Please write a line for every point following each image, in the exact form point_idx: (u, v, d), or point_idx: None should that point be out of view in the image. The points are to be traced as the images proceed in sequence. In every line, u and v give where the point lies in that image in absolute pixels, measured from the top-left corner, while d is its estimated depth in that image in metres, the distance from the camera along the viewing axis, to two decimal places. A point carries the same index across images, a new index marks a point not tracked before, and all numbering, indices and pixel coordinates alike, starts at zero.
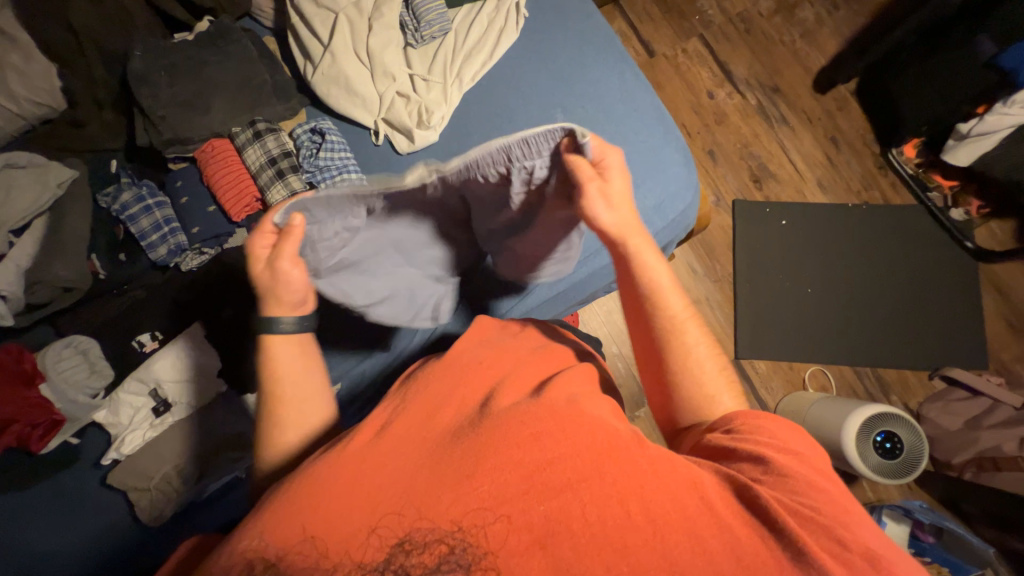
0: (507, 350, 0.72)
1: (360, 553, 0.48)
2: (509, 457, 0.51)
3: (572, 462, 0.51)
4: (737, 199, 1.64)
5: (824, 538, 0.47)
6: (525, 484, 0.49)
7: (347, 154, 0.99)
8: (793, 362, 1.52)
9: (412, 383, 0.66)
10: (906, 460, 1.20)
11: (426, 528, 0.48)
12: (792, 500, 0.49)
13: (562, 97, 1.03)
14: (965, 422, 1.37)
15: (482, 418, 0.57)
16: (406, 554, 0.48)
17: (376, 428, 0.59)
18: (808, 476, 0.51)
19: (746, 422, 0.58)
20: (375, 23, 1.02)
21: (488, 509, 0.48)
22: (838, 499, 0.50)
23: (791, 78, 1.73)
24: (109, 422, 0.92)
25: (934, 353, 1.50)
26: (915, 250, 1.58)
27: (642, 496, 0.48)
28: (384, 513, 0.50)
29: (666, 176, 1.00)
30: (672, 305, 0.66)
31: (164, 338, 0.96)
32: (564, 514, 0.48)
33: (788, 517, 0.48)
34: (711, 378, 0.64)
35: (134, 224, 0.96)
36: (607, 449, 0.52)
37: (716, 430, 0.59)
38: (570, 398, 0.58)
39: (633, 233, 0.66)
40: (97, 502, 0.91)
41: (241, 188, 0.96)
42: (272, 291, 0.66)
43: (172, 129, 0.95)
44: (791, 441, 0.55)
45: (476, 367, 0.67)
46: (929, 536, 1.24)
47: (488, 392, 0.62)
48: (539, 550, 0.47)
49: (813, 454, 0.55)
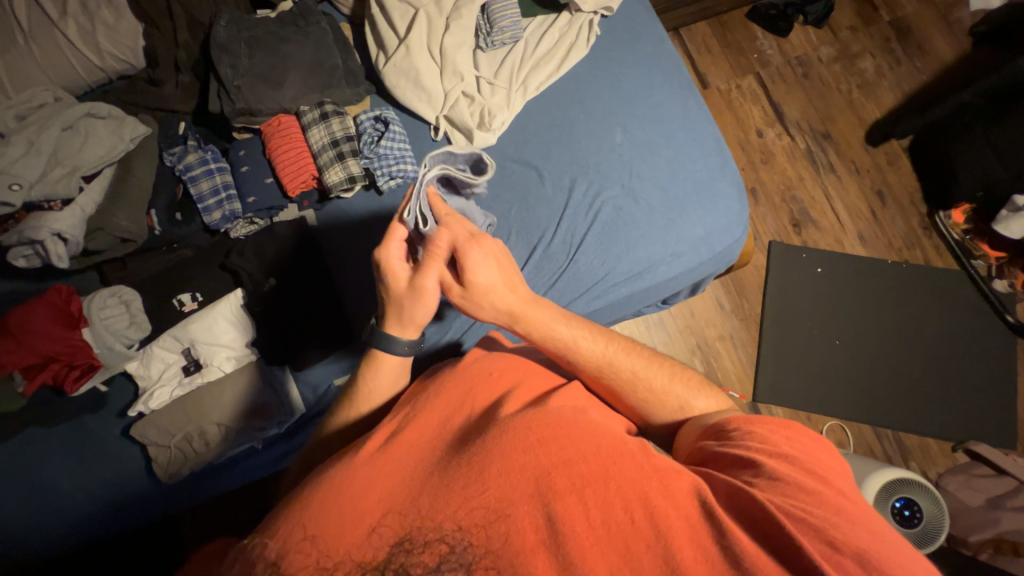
0: (517, 358, 0.70)
1: (360, 553, 0.47)
2: (514, 460, 0.51)
3: (577, 469, 0.50)
4: (775, 241, 1.62)
5: (817, 540, 0.44)
6: (531, 487, 0.49)
7: (406, 146, 1.01)
8: (811, 413, 1.48)
9: (419, 393, 0.66)
10: (925, 531, 1.16)
11: (427, 528, 0.48)
12: (785, 502, 0.47)
13: (624, 116, 1.04)
14: (987, 500, 1.31)
15: (491, 422, 0.56)
16: (406, 554, 0.47)
17: (386, 433, 0.59)
18: (801, 480, 0.50)
19: (739, 429, 0.57)
20: (453, 23, 1.05)
21: (491, 509, 0.48)
22: (831, 499, 0.48)
23: (844, 127, 1.71)
24: (139, 374, 0.93)
25: (961, 425, 1.46)
26: (951, 316, 1.54)
27: (646, 504, 0.47)
28: (386, 513, 0.50)
29: (718, 209, 0.99)
30: (590, 350, 0.67)
31: (203, 300, 0.98)
32: (569, 519, 0.46)
33: (783, 517, 0.45)
34: (671, 395, 0.66)
35: (193, 185, 0.98)
36: (611, 455, 0.51)
37: (709, 438, 0.59)
38: (577, 408, 0.58)
39: (531, 309, 0.68)
40: (116, 451, 0.92)
41: (301, 165, 0.98)
42: (406, 310, 0.68)
43: (245, 100, 0.97)
44: (780, 444, 0.54)
45: (486, 377, 0.65)
46: None
47: (500, 395, 0.62)
48: (543, 550, 0.46)
49: (811, 459, 0.52)
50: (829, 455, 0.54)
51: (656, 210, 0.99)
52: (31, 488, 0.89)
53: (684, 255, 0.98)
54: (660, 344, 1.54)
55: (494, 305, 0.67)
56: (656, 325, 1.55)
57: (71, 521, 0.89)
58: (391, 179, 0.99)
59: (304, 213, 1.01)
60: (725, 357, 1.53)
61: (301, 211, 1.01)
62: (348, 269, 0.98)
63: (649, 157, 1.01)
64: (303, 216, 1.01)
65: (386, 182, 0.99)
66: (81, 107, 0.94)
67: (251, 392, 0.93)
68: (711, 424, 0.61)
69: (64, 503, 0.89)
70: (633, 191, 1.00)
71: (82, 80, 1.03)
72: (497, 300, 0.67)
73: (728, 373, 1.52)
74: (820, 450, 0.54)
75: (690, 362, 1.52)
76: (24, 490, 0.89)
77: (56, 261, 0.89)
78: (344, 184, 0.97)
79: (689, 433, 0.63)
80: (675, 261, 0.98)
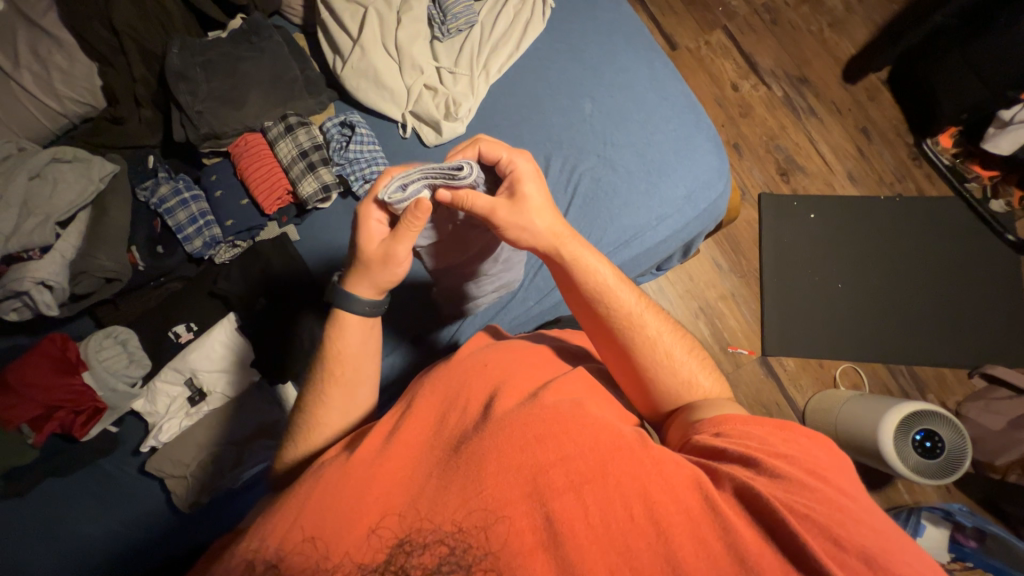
0: (511, 348, 0.69)
1: (360, 553, 0.48)
2: (510, 460, 0.51)
3: (574, 465, 0.50)
4: (764, 192, 1.60)
5: (821, 538, 0.44)
6: (528, 486, 0.49)
7: (376, 147, 1.00)
8: (822, 359, 1.47)
9: (415, 390, 0.66)
10: (948, 460, 1.13)
11: (426, 530, 0.48)
12: (788, 496, 0.47)
13: (591, 87, 1.02)
14: (1008, 422, 1.28)
15: (486, 417, 0.55)
16: (407, 555, 0.48)
17: (384, 433, 0.59)
18: (806, 478, 0.48)
19: (735, 429, 0.54)
20: (404, 17, 1.04)
21: (489, 510, 0.48)
22: (831, 495, 0.47)
23: (819, 67, 1.69)
24: (147, 411, 0.95)
25: (976, 351, 1.44)
26: (954, 242, 1.52)
27: (644, 499, 0.48)
28: (384, 514, 0.50)
29: (698, 164, 0.98)
30: (625, 303, 0.66)
31: (198, 329, 0.99)
32: (567, 517, 0.47)
33: (789, 516, 0.45)
34: (685, 368, 0.64)
35: (171, 217, 0.98)
36: (608, 450, 0.51)
37: (702, 432, 0.56)
38: (574, 402, 0.57)
39: (567, 237, 0.68)
40: (133, 489, 0.93)
41: (273, 181, 0.98)
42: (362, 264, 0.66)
43: (208, 124, 0.97)
44: (780, 445, 0.52)
45: (479, 369, 0.64)
46: (972, 541, 1.20)
47: (490, 390, 0.60)
48: (542, 551, 0.46)
49: (811, 458, 0.51)
50: (832, 456, 0.52)
51: (636, 175, 0.98)
52: (53, 536, 0.90)
53: (669, 217, 0.97)
54: None
55: (536, 227, 0.67)
56: (656, 294, 1.54)
57: (95, 565, 0.89)
58: (366, 183, 0.99)
59: (285, 229, 1.01)
60: (729, 316, 1.52)
61: (282, 227, 1.01)
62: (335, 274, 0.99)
63: (621, 124, 1.00)
64: (284, 232, 1.00)
65: (361, 186, 0.99)
66: (46, 154, 0.93)
67: (261, 408, 0.95)
68: (700, 419, 0.58)
69: (87, 547, 0.90)
70: (609, 160, 0.99)
71: (46, 128, 1.02)
72: (528, 228, 0.67)
73: (735, 332, 1.51)
74: (821, 450, 0.52)
75: (695, 326, 1.51)
76: (46, 539, 0.90)
77: (45, 310, 0.90)
78: (319, 194, 0.96)
79: (679, 427, 0.60)
80: (661, 224, 0.97)
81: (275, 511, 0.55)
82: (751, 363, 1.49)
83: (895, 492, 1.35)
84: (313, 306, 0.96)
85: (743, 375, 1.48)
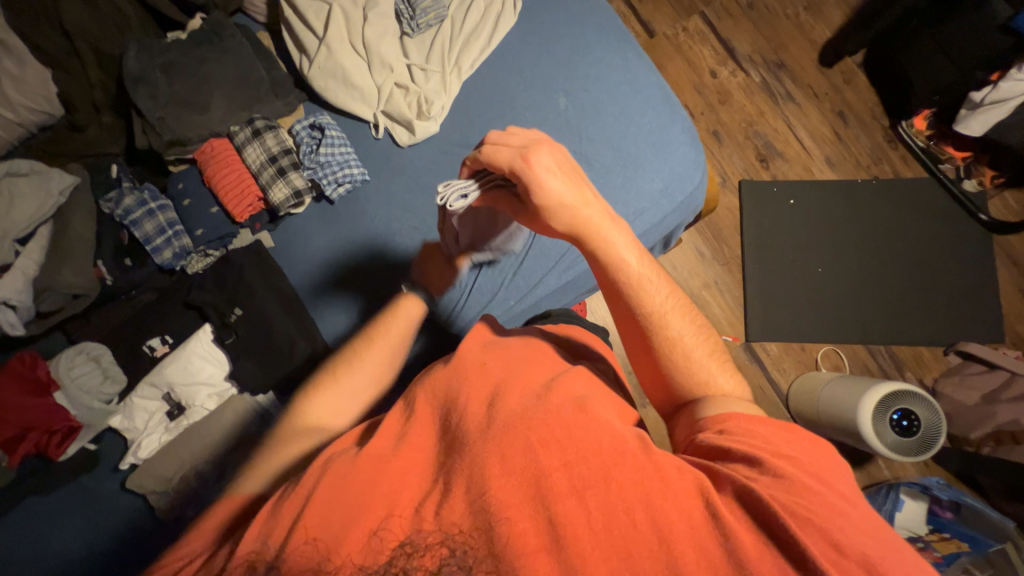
0: (515, 346, 0.68)
1: (360, 556, 0.49)
2: (513, 464, 0.51)
3: (578, 470, 0.50)
4: (744, 179, 1.61)
5: (823, 543, 0.45)
6: (529, 491, 0.49)
7: (347, 149, 0.98)
8: (804, 342, 1.50)
9: (416, 389, 0.65)
10: (924, 437, 1.17)
11: (426, 531, 0.49)
12: (789, 500, 0.47)
13: (564, 80, 1.01)
14: (981, 397, 1.34)
15: (492, 417, 0.55)
16: (407, 557, 0.48)
17: (389, 439, 0.59)
18: (805, 479, 0.49)
19: (740, 425, 0.55)
20: (370, 12, 1.01)
21: (490, 513, 0.48)
22: (827, 496, 0.48)
23: (796, 51, 1.69)
24: (125, 427, 0.92)
25: (951, 329, 1.48)
26: (930, 223, 1.55)
27: (648, 506, 0.48)
28: (382, 516, 0.51)
29: (673, 157, 0.98)
30: (654, 298, 0.64)
31: (174, 342, 0.96)
32: (569, 523, 0.47)
33: (785, 515, 0.45)
34: (703, 367, 0.64)
35: (137, 229, 0.95)
36: (612, 456, 0.51)
37: (706, 431, 0.56)
38: (579, 406, 0.56)
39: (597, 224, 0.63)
40: (115, 506, 0.92)
41: (242, 188, 0.95)
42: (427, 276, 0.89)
43: (171, 129, 0.94)
44: (784, 446, 0.52)
45: (476, 369, 0.62)
46: (949, 512, 1.25)
47: (494, 390, 0.59)
48: (546, 555, 0.46)
49: (814, 462, 0.51)
50: (828, 455, 0.53)
51: (612, 170, 0.97)
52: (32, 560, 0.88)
53: (647, 211, 0.97)
54: None
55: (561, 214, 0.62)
56: None
57: None
58: (339, 186, 0.97)
59: (259, 236, 0.99)
60: (713, 304, 1.53)
61: (255, 234, 0.98)
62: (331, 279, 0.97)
63: (596, 118, 0.99)
64: (257, 238, 0.98)
65: (334, 190, 0.97)
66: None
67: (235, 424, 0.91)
68: (706, 417, 0.59)
69: None
70: (585, 156, 0.98)
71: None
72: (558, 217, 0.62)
73: (719, 319, 1.52)
74: (821, 453, 0.53)
75: None
76: None
77: (10, 330, 0.87)
78: (291, 200, 0.95)
79: (687, 423, 0.61)
80: (638, 218, 0.97)
81: (262, 519, 0.54)
82: (735, 349, 1.51)
83: (875, 468, 1.39)
84: (296, 313, 0.94)
85: None
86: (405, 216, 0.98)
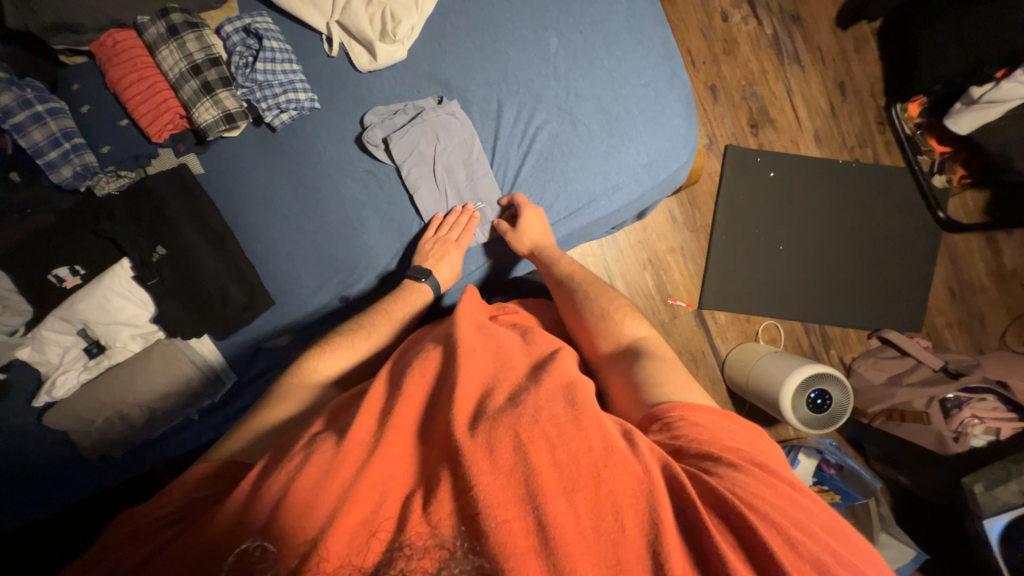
0: (493, 336, 0.70)
1: (360, 557, 0.45)
2: (503, 461, 0.48)
3: (567, 470, 0.48)
4: (731, 144, 1.54)
5: (795, 557, 0.45)
6: (518, 490, 0.47)
7: (291, 67, 0.84)
8: (750, 315, 1.55)
9: (388, 376, 0.64)
10: (830, 415, 1.30)
11: (426, 533, 0.46)
12: (749, 495, 0.48)
13: (558, 17, 0.89)
14: (887, 378, 1.45)
15: (477, 415, 0.54)
16: (405, 560, 0.43)
17: (365, 423, 0.56)
18: (768, 481, 0.51)
19: (687, 420, 0.56)
20: None
21: (482, 512, 0.45)
22: (787, 492, 0.51)
23: (815, 7, 1.56)
24: (36, 360, 0.83)
25: (881, 317, 1.57)
26: (892, 213, 1.57)
27: (636, 510, 0.46)
28: (384, 519, 0.48)
29: (664, 130, 0.90)
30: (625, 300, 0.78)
31: (87, 273, 0.83)
32: (561, 527, 0.44)
33: (756, 521, 0.45)
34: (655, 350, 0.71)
35: (21, 136, 0.79)
36: (602, 456, 0.49)
37: (660, 423, 0.57)
38: (570, 401, 0.55)
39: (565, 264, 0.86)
40: (25, 441, 0.85)
41: (160, 102, 0.81)
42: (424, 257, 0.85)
43: (54, 11, 0.75)
44: (730, 439, 0.55)
45: (470, 352, 0.63)
46: (832, 469, 1.41)
47: (480, 390, 0.58)
48: (536, 557, 0.43)
49: (759, 453, 0.55)
50: (771, 446, 0.58)
51: (597, 136, 0.88)
52: None
53: (626, 186, 0.90)
54: (612, 261, 1.52)
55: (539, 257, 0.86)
56: (608, 243, 1.51)
57: None
58: (281, 113, 0.84)
59: (184, 159, 0.85)
60: (675, 270, 1.54)
61: (179, 156, 0.85)
62: (287, 233, 0.87)
63: (588, 69, 0.88)
64: (182, 161, 0.85)
65: (276, 117, 0.84)
66: None
67: (166, 371, 0.87)
68: (657, 406, 0.59)
69: None
70: (570, 114, 0.88)
71: None
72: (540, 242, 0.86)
73: (677, 285, 1.54)
74: (761, 440, 0.58)
75: (641, 277, 1.52)
76: None
77: None
78: (221, 123, 0.81)
79: (635, 402, 0.63)
80: (616, 193, 0.90)
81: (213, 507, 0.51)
82: (687, 315, 1.54)
83: (783, 430, 1.56)
84: (230, 256, 0.85)
85: (678, 326, 1.54)
86: (359, 159, 0.88)
